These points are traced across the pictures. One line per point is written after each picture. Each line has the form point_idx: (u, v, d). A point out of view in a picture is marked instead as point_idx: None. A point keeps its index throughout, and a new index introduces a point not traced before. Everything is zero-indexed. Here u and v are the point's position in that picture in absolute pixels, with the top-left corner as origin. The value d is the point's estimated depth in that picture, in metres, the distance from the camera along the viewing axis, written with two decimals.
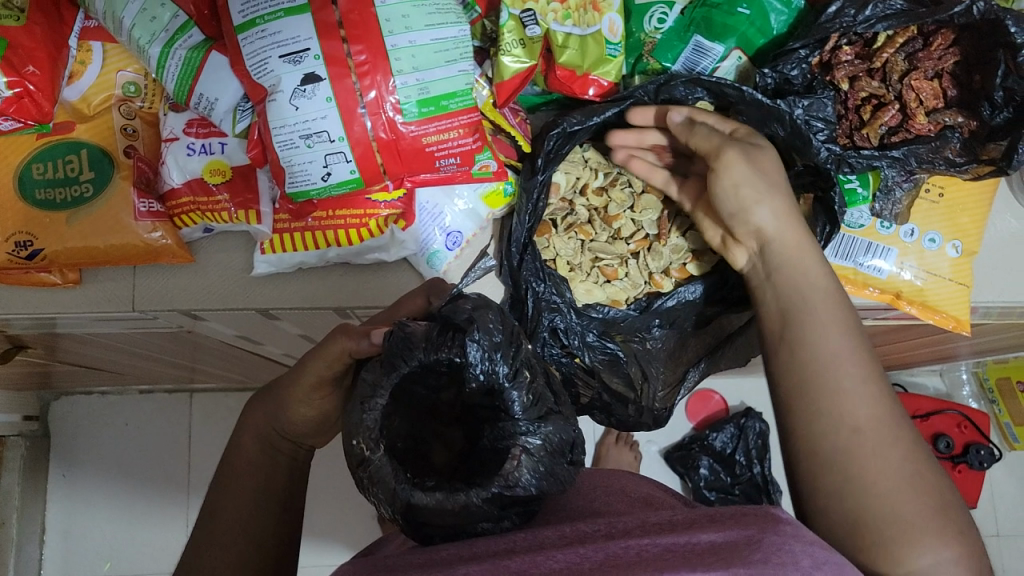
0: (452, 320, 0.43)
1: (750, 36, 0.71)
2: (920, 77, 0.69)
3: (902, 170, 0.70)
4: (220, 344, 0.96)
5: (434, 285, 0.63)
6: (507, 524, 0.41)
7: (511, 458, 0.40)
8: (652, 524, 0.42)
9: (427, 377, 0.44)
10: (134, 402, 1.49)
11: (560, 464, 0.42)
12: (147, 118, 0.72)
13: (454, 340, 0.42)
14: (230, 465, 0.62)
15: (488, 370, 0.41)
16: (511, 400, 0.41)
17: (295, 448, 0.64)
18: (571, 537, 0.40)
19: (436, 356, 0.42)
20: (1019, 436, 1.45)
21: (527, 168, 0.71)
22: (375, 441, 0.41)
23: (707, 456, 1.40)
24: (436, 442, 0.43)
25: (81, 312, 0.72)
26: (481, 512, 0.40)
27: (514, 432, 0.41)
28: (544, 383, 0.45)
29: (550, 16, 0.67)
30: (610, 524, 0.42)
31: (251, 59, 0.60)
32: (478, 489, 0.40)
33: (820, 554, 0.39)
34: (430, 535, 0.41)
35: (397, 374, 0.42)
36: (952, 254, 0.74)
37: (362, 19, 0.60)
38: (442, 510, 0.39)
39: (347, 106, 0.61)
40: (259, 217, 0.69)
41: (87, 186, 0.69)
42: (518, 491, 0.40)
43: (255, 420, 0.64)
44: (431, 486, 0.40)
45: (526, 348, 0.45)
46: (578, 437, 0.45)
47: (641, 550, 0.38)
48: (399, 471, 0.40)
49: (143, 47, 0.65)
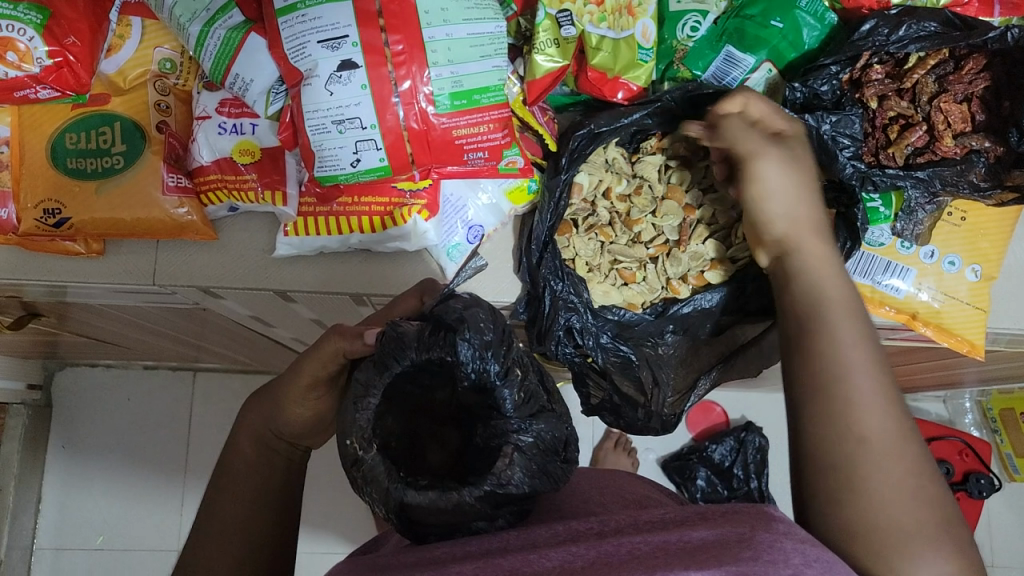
0: (444, 320, 0.43)
1: (781, 50, 0.72)
2: (949, 99, 0.70)
3: (926, 191, 0.71)
4: (231, 324, 0.97)
5: (428, 285, 0.63)
6: (501, 522, 0.42)
7: (503, 456, 0.41)
8: (644, 523, 0.43)
9: (420, 377, 0.44)
10: (140, 378, 1.50)
11: (552, 463, 0.43)
12: (181, 95, 0.73)
13: (445, 341, 0.42)
14: (226, 470, 0.62)
15: (478, 370, 0.42)
16: (502, 398, 0.42)
17: (291, 450, 0.64)
18: (564, 536, 0.41)
19: (428, 356, 0.42)
20: (1020, 467, 1.43)
21: (551, 168, 0.73)
22: (368, 441, 0.41)
23: (706, 467, 1.41)
24: (430, 441, 0.44)
25: (101, 283, 0.73)
26: (475, 510, 0.41)
27: (506, 430, 0.42)
28: (537, 379, 0.45)
29: (586, 18, 0.67)
30: (603, 522, 0.43)
31: (289, 43, 0.61)
32: (470, 489, 0.40)
33: (811, 553, 0.39)
34: (425, 533, 0.43)
35: (389, 374, 0.42)
36: (971, 278, 0.75)
37: (401, 10, 0.61)
38: (436, 508, 0.40)
39: (382, 95, 0.61)
40: (286, 199, 0.69)
41: (118, 158, 0.70)
42: (512, 489, 0.41)
43: (262, 403, 0.64)
44: (424, 485, 0.40)
45: (519, 348, 0.45)
46: (570, 434, 0.46)
47: (633, 548, 0.39)
48: (392, 471, 0.40)
49: (183, 25, 0.66)
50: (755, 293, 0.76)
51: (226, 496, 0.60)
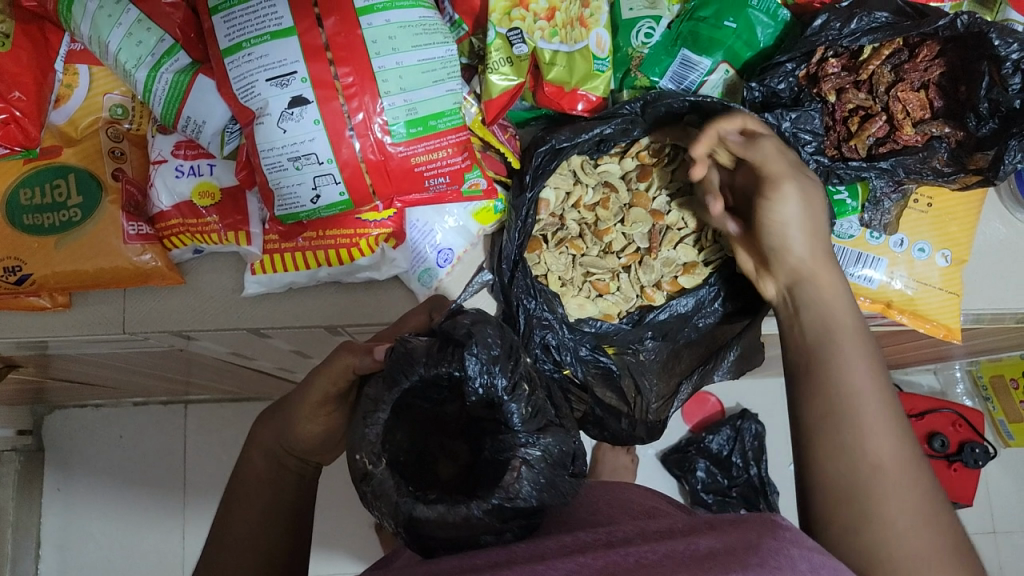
0: (452, 336, 0.43)
1: (736, 50, 0.72)
2: (906, 88, 0.70)
3: (890, 180, 0.71)
4: (214, 360, 0.96)
5: (437, 303, 0.64)
6: (509, 536, 0.41)
7: (511, 469, 0.40)
8: (652, 532, 0.43)
9: (428, 391, 0.44)
10: (128, 415, 1.48)
11: (560, 476, 0.42)
12: (135, 139, 0.72)
13: (454, 354, 0.42)
14: (240, 487, 0.61)
15: (487, 384, 0.42)
16: (510, 412, 0.42)
17: (302, 466, 0.62)
18: (573, 547, 0.41)
19: (436, 370, 0.42)
20: (1012, 432, 1.44)
21: (516, 186, 0.72)
22: (376, 455, 0.41)
23: (704, 458, 1.40)
24: (440, 456, 0.44)
25: (72, 335, 0.72)
26: (484, 524, 0.40)
27: (513, 444, 0.41)
28: (544, 395, 0.45)
29: (537, 34, 0.66)
30: (611, 533, 0.43)
31: (237, 83, 0.60)
32: (479, 502, 0.40)
33: (818, 559, 0.40)
34: (432, 546, 0.42)
35: (399, 389, 0.43)
36: (942, 263, 0.74)
37: (347, 41, 0.60)
38: (443, 522, 0.39)
39: (335, 128, 0.61)
40: (249, 239, 0.69)
41: (75, 211, 0.69)
42: (521, 502, 0.40)
43: (265, 437, 0.63)
44: (433, 499, 0.40)
45: (525, 361, 0.45)
46: (579, 448, 0.46)
47: (640, 557, 0.39)
48: (401, 484, 0.40)
49: (129, 71, 0.64)
50: (731, 293, 0.77)
51: (227, 537, 0.58)
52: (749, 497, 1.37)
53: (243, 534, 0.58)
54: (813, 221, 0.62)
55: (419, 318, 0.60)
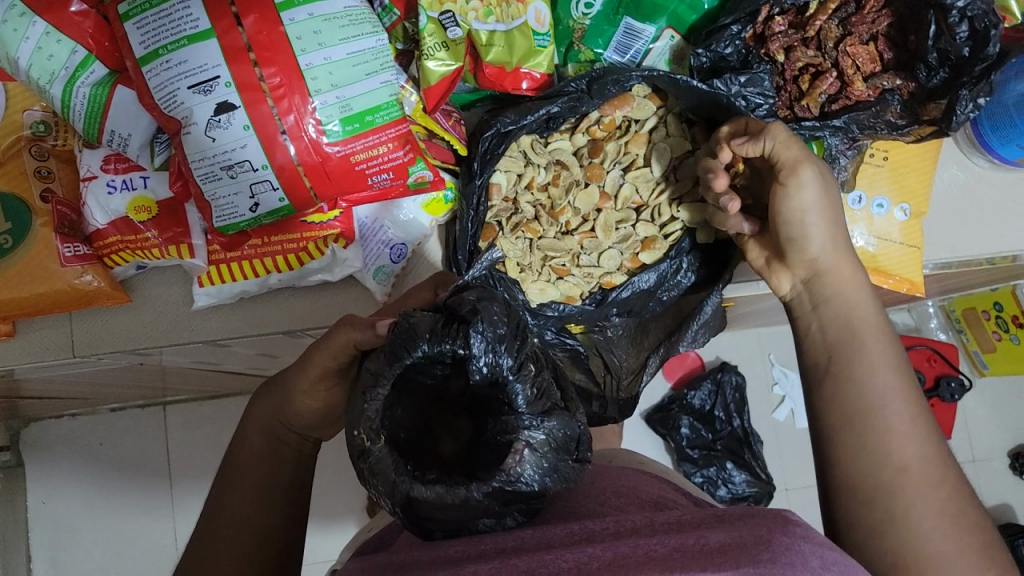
0: (457, 313, 0.42)
1: (680, 14, 0.69)
2: (855, 42, 0.68)
3: (845, 137, 0.70)
4: (181, 368, 0.92)
5: (443, 279, 0.63)
6: (510, 522, 0.41)
7: (514, 452, 0.39)
8: (661, 523, 0.42)
9: (430, 368, 0.42)
10: (84, 431, 1.30)
11: (562, 461, 0.42)
12: (62, 155, 0.68)
13: (458, 332, 0.40)
14: (235, 461, 0.59)
15: (491, 363, 0.40)
16: (516, 393, 0.40)
17: (301, 441, 0.61)
18: (579, 535, 0.40)
19: (440, 349, 0.40)
20: (987, 362, 1.35)
21: (465, 172, 0.70)
22: (375, 432, 0.40)
23: (688, 415, 1.28)
24: (442, 431, 0.42)
25: (19, 364, 0.70)
26: (483, 507, 0.39)
27: (516, 426, 0.40)
28: (549, 377, 0.44)
29: (471, 15, 0.64)
30: (620, 521, 0.42)
31: (159, 93, 0.57)
32: (478, 484, 0.39)
33: (828, 555, 0.39)
34: (431, 530, 0.41)
35: (400, 365, 0.41)
36: (901, 217, 0.74)
37: (270, 40, 0.57)
38: (444, 503, 0.38)
39: (267, 133, 0.58)
40: (193, 251, 0.66)
41: (6, 238, 0.66)
42: (522, 485, 0.40)
43: (261, 413, 0.60)
44: (432, 478, 0.39)
45: (531, 342, 0.44)
46: (585, 433, 0.45)
47: (650, 550, 0.38)
48: (400, 463, 0.39)
49: (43, 87, 0.60)
50: (708, 259, 0.76)
51: (212, 528, 0.55)
52: (735, 451, 1.27)
53: (240, 512, 0.55)
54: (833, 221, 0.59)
55: (425, 295, 0.59)
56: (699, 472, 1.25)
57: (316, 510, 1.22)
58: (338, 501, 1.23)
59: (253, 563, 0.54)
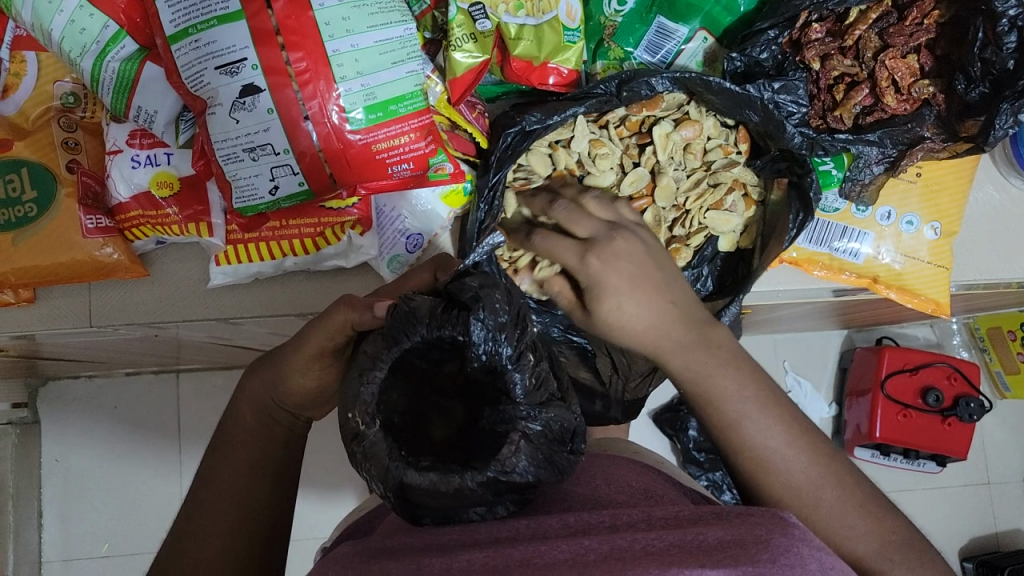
0: (458, 298, 0.41)
1: (715, 15, 0.68)
2: (895, 54, 0.67)
3: (879, 151, 0.69)
4: (195, 340, 0.93)
5: (441, 260, 0.63)
6: (502, 510, 0.40)
7: (509, 443, 0.39)
8: (658, 518, 0.41)
9: (429, 352, 0.41)
10: (96, 395, 1.29)
11: (559, 452, 0.41)
12: (89, 127, 0.69)
13: (458, 319, 0.40)
14: (229, 442, 0.59)
15: (490, 351, 0.39)
16: (514, 382, 0.40)
17: (291, 420, 0.61)
18: (575, 527, 0.39)
19: (439, 334, 0.40)
20: (1009, 384, 1.31)
21: (485, 166, 0.69)
22: (371, 415, 0.39)
23: None
24: (435, 415, 0.41)
25: (36, 330, 0.71)
26: (477, 496, 0.38)
27: (514, 416, 0.40)
28: (546, 366, 0.43)
29: (501, 8, 0.64)
30: (616, 515, 0.41)
31: (186, 72, 0.58)
32: (473, 473, 0.38)
33: (826, 559, 0.39)
34: (421, 514, 0.40)
35: (399, 349, 0.40)
36: (931, 236, 0.74)
37: (299, 24, 0.56)
38: (436, 490, 0.38)
39: (290, 117, 0.58)
40: (212, 230, 0.67)
41: (31, 206, 0.67)
42: (517, 477, 0.39)
43: (253, 387, 0.61)
44: (425, 465, 0.38)
45: (531, 331, 0.43)
46: (580, 424, 0.44)
47: (647, 545, 0.37)
48: (393, 448, 0.38)
49: (74, 60, 0.61)
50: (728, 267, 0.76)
51: (204, 501, 0.56)
52: None
53: (241, 494, 0.56)
54: (648, 279, 0.55)
55: (422, 277, 0.59)
56: (705, 475, 1.23)
57: (318, 484, 1.23)
58: (342, 480, 1.23)
59: (242, 537, 0.54)
